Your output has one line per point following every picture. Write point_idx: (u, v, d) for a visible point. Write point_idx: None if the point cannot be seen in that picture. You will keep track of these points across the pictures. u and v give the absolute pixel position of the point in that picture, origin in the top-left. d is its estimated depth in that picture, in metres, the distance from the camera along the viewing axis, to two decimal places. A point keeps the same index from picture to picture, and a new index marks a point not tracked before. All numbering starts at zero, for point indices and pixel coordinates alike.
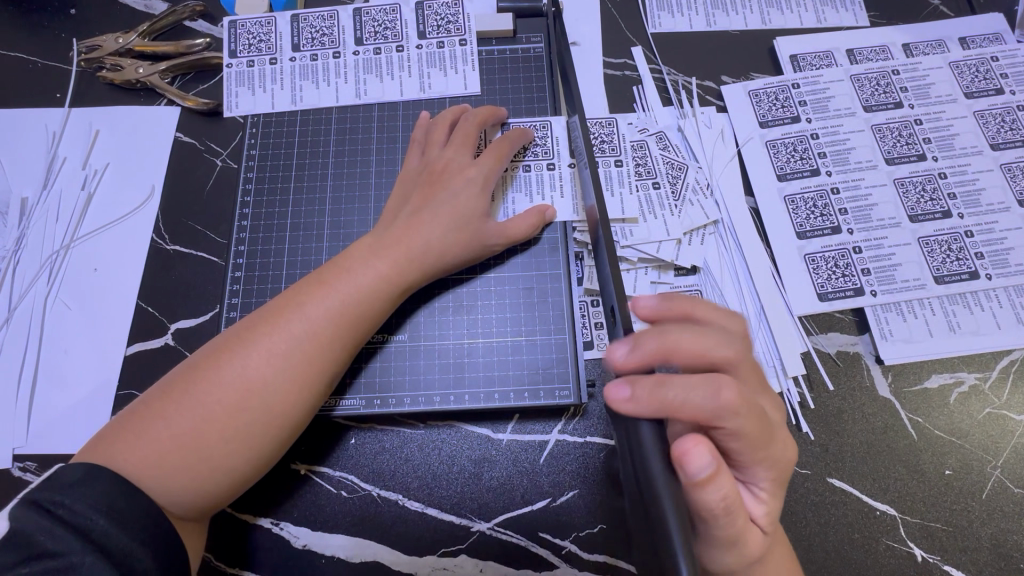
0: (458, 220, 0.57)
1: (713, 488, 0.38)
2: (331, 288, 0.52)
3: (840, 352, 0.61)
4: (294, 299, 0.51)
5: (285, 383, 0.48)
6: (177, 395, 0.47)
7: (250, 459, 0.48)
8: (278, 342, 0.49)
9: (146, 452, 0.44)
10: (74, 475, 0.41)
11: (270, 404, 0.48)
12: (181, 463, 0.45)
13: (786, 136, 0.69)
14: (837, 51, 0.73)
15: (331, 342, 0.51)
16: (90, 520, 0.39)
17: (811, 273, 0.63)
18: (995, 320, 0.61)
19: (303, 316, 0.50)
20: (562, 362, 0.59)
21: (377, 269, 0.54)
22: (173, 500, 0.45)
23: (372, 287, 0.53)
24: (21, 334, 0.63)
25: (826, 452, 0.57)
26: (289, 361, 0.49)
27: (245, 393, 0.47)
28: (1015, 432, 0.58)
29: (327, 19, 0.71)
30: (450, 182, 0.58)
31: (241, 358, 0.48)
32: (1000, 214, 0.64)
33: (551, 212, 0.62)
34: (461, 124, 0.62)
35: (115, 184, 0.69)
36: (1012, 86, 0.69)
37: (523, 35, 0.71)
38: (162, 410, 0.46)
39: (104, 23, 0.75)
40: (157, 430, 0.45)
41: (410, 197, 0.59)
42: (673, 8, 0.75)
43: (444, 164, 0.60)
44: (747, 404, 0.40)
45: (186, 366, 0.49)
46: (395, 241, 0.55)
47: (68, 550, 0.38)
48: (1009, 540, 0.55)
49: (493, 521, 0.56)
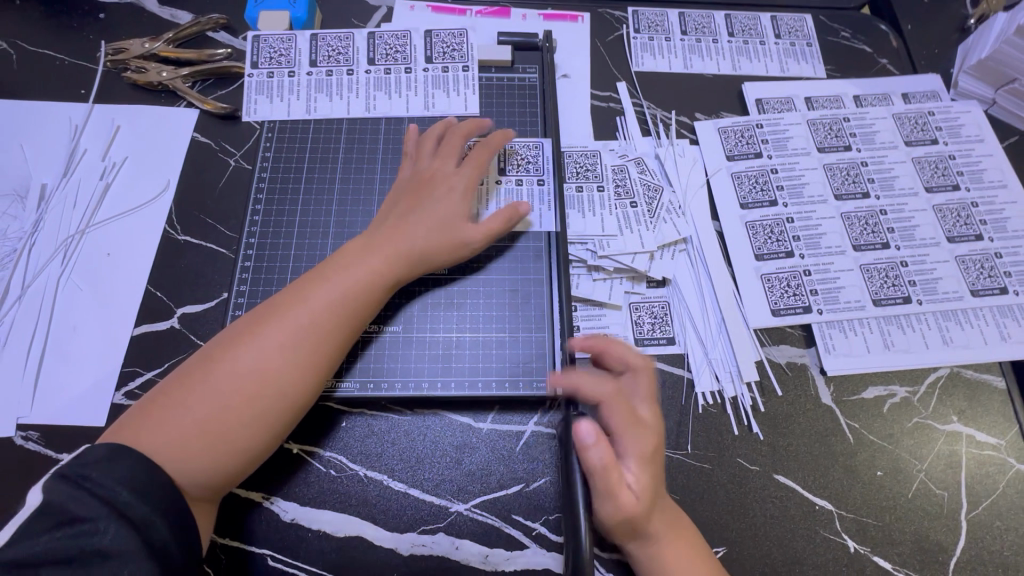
0: (442, 223, 0.63)
1: (593, 455, 0.51)
2: (332, 282, 0.58)
3: (790, 362, 0.68)
4: (297, 292, 0.57)
5: (294, 368, 0.53)
6: (194, 383, 0.52)
7: (263, 440, 0.53)
8: (285, 332, 0.54)
9: (168, 436, 0.49)
10: (97, 455, 0.45)
11: (280, 388, 0.53)
12: (201, 445, 0.50)
13: (750, 169, 0.77)
14: (797, 97, 0.82)
15: (334, 329, 0.56)
16: (114, 489, 0.44)
17: (767, 290, 0.71)
18: (925, 341, 0.69)
19: (308, 306, 0.56)
20: (541, 357, 0.65)
21: (374, 264, 0.59)
22: (194, 478, 0.49)
23: (368, 280, 0.59)
24: (32, 310, 0.66)
25: (773, 450, 0.64)
26: (296, 348, 0.54)
27: (257, 379, 0.52)
28: (939, 440, 0.65)
29: (344, 39, 0.78)
30: (436, 189, 0.65)
31: (253, 348, 0.53)
32: (931, 248, 0.73)
33: (525, 207, 0.66)
34: (448, 137, 0.69)
35: (132, 175, 0.74)
36: (946, 138, 0.79)
37: (520, 66, 0.79)
38: (182, 397, 0.51)
39: (131, 29, 0.81)
40: (178, 416, 0.50)
41: (400, 201, 0.65)
42: (655, 50, 0.84)
43: (432, 171, 0.66)
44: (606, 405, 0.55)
45: (200, 358, 0.54)
46: (387, 239, 0.61)
47: (94, 515, 0.42)
48: (930, 536, 0.61)
49: (471, 503, 0.61)
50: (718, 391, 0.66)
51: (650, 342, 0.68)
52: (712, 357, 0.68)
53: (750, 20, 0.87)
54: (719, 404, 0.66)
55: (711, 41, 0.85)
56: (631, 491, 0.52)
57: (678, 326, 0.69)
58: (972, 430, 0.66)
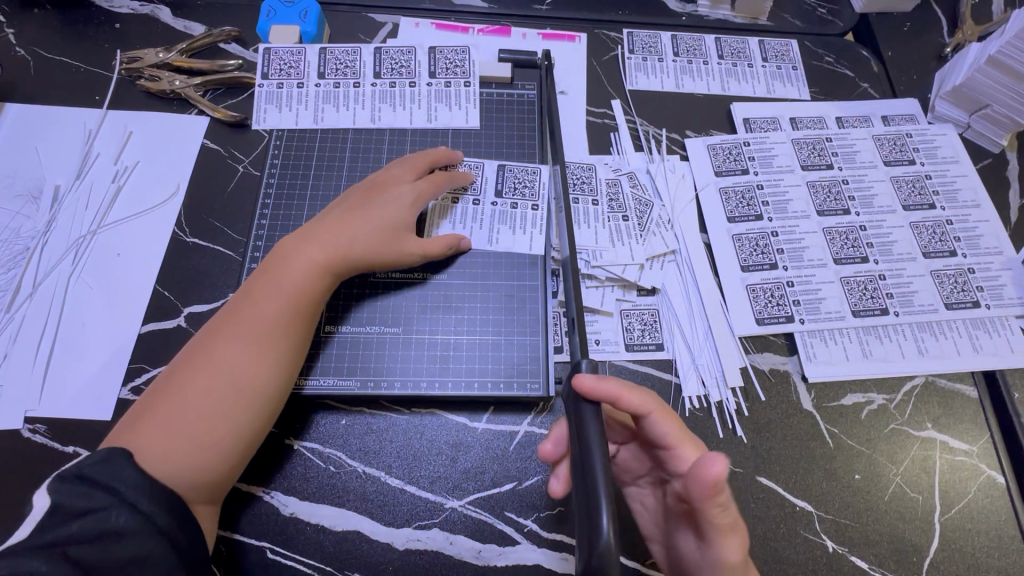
0: (388, 224, 0.66)
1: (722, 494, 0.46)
2: (279, 277, 0.61)
3: (773, 369, 0.71)
4: (248, 294, 0.60)
5: (256, 361, 0.57)
6: (166, 393, 0.54)
7: (243, 433, 0.55)
8: (242, 330, 0.58)
9: (152, 445, 0.51)
10: (94, 457, 0.48)
11: (247, 382, 0.56)
12: (182, 445, 0.52)
13: (737, 184, 0.81)
14: (783, 117, 0.86)
15: (288, 319, 0.59)
16: (119, 484, 0.47)
17: (751, 301, 0.74)
18: (901, 351, 0.72)
19: (259, 302, 0.59)
20: (535, 359, 0.68)
21: (317, 256, 0.62)
22: (184, 477, 0.51)
23: (314, 271, 0.62)
24: (42, 307, 0.69)
25: (757, 454, 0.67)
26: (255, 342, 0.57)
27: (228, 377, 0.55)
28: (914, 446, 0.68)
29: (351, 54, 0.82)
30: (384, 191, 0.68)
31: (215, 351, 0.56)
32: (908, 263, 0.77)
33: (466, 241, 0.71)
34: (416, 156, 0.72)
35: (142, 179, 0.76)
36: (922, 159, 0.83)
37: (519, 82, 0.83)
38: (156, 408, 0.54)
39: (146, 39, 0.85)
40: (156, 423, 0.53)
41: (348, 199, 0.68)
42: (648, 70, 0.88)
43: (386, 177, 0.70)
44: (676, 428, 0.55)
45: (169, 372, 0.57)
46: (331, 232, 0.64)
47: (104, 504, 0.46)
48: (905, 537, 0.64)
49: (465, 500, 0.63)
50: (704, 396, 0.69)
51: (640, 347, 0.71)
52: (699, 363, 0.71)
53: (739, 43, 0.91)
54: (705, 408, 0.68)
55: (702, 63, 0.89)
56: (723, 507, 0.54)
57: (667, 332, 0.72)
58: (946, 437, 0.69)
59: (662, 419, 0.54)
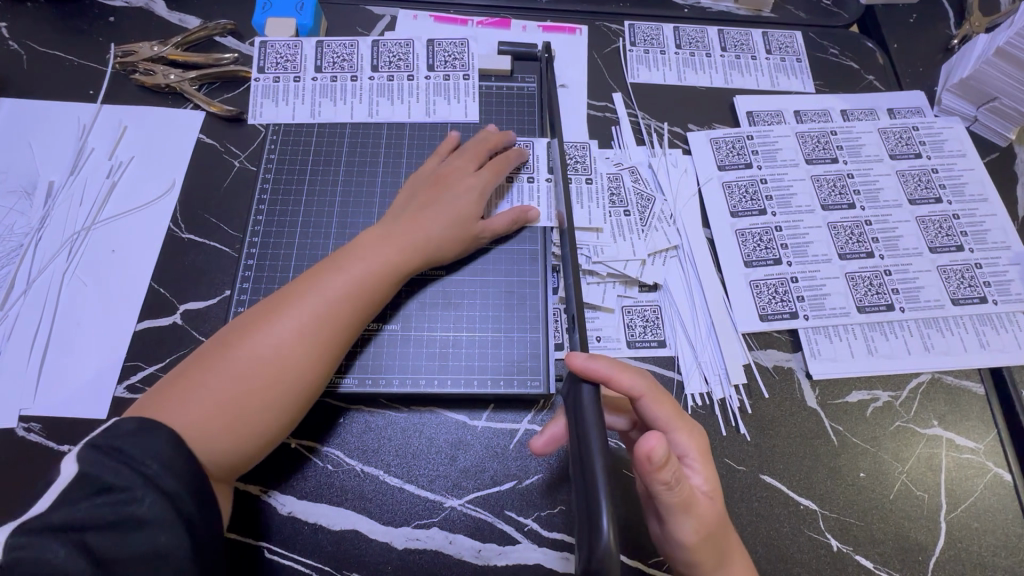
0: (453, 219, 0.67)
1: (661, 472, 0.48)
2: (346, 271, 0.60)
3: (776, 366, 0.70)
4: (314, 280, 0.59)
5: (310, 354, 0.56)
6: (213, 365, 0.53)
7: (279, 422, 0.55)
8: (304, 319, 0.56)
9: (189, 418, 0.50)
10: (130, 426, 0.46)
11: (296, 372, 0.55)
12: (219, 425, 0.51)
13: (740, 178, 0.80)
14: (787, 111, 0.85)
15: (349, 317, 0.59)
16: (148, 460, 0.45)
17: (755, 296, 0.73)
18: (907, 347, 0.71)
19: (324, 293, 0.58)
20: (535, 357, 0.67)
21: (385, 255, 0.62)
22: (214, 459, 0.51)
23: (382, 272, 0.61)
24: (36, 304, 0.68)
25: (760, 452, 0.66)
26: (314, 334, 0.56)
27: (277, 363, 0.54)
28: (920, 444, 0.67)
29: (349, 47, 0.81)
30: (450, 186, 0.68)
31: (271, 334, 0.55)
32: (914, 258, 0.76)
33: (534, 213, 0.72)
34: (475, 145, 0.72)
35: (138, 174, 0.75)
36: (929, 152, 0.82)
37: (519, 75, 0.82)
38: (200, 379, 0.53)
39: (140, 32, 0.83)
40: (197, 396, 0.51)
41: (415, 195, 0.68)
42: (649, 63, 0.87)
43: (448, 172, 0.70)
44: (667, 410, 0.54)
45: (217, 341, 0.56)
46: (401, 232, 0.64)
47: (130, 484, 0.43)
48: (909, 536, 0.63)
49: (465, 498, 0.62)
50: (707, 393, 0.68)
51: (642, 344, 0.70)
52: (701, 360, 0.70)
53: (742, 35, 0.90)
54: (708, 406, 0.67)
55: (705, 55, 0.88)
56: (701, 491, 0.53)
57: (669, 329, 0.71)
58: (952, 434, 0.68)
59: (655, 403, 0.53)
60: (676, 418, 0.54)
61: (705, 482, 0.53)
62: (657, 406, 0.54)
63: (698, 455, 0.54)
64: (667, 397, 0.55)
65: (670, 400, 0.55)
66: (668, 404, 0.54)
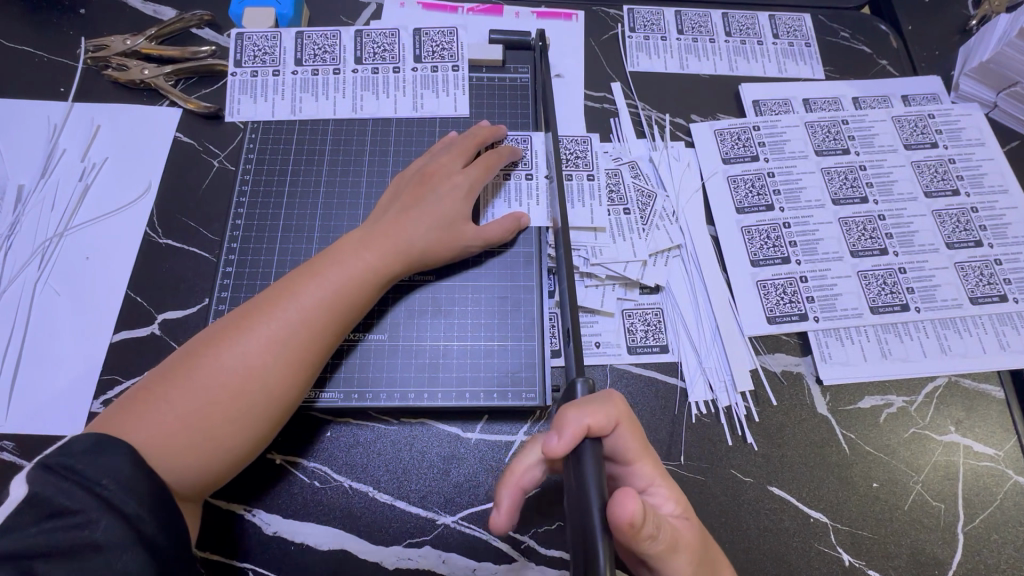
0: (438, 222, 0.63)
1: (641, 530, 0.42)
2: (322, 278, 0.57)
3: (785, 371, 0.67)
4: (288, 289, 0.56)
5: (282, 366, 0.53)
6: (179, 377, 0.50)
7: (249, 439, 0.52)
8: (276, 329, 0.53)
9: (151, 435, 0.47)
10: (84, 445, 0.43)
11: (267, 386, 0.52)
12: (184, 442, 0.48)
13: (746, 172, 0.75)
14: (795, 99, 0.80)
15: (325, 327, 0.56)
16: (105, 480, 0.42)
17: (762, 297, 0.69)
18: (923, 349, 0.68)
19: (298, 303, 0.55)
20: (530, 366, 0.64)
21: (366, 261, 0.59)
22: (179, 477, 0.48)
23: (361, 278, 0.58)
24: (7, 315, 0.65)
25: (769, 462, 0.62)
26: (287, 345, 0.53)
27: (245, 376, 0.51)
28: (936, 451, 0.64)
29: (330, 37, 0.76)
30: (435, 187, 0.64)
31: (240, 346, 0.52)
32: (930, 254, 0.72)
33: (526, 219, 0.68)
34: (463, 140, 0.68)
35: (112, 176, 0.72)
36: (945, 141, 0.78)
37: (511, 66, 0.78)
38: (164, 392, 0.49)
39: (112, 25, 0.79)
40: (159, 411, 0.48)
41: (400, 196, 0.65)
42: (650, 50, 0.82)
43: (435, 169, 0.66)
44: (635, 440, 0.50)
45: (185, 352, 0.53)
46: (383, 237, 0.60)
47: (85, 507, 0.41)
48: (926, 550, 0.60)
49: (458, 515, 0.59)
50: (712, 400, 0.65)
51: (644, 350, 0.67)
52: (706, 366, 0.66)
53: (747, 19, 0.85)
54: (713, 414, 0.64)
55: (708, 41, 0.83)
56: (675, 518, 0.50)
57: (672, 333, 0.68)
58: (970, 441, 0.64)
59: (624, 433, 0.49)
60: (642, 450, 0.50)
61: (675, 508, 0.50)
62: (626, 438, 0.49)
63: (665, 482, 0.51)
64: (634, 426, 0.51)
65: (637, 429, 0.51)
66: (636, 434, 0.50)
